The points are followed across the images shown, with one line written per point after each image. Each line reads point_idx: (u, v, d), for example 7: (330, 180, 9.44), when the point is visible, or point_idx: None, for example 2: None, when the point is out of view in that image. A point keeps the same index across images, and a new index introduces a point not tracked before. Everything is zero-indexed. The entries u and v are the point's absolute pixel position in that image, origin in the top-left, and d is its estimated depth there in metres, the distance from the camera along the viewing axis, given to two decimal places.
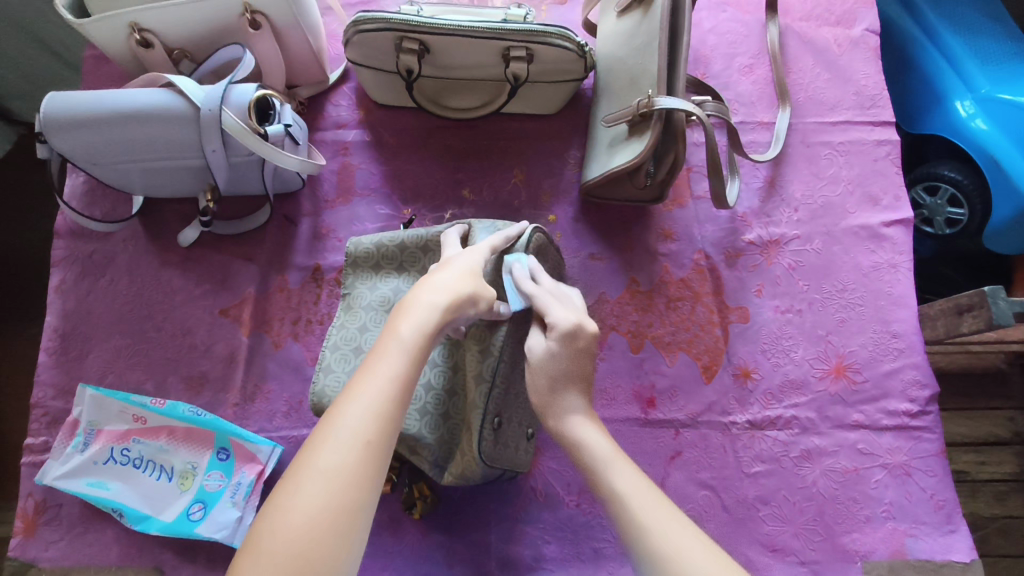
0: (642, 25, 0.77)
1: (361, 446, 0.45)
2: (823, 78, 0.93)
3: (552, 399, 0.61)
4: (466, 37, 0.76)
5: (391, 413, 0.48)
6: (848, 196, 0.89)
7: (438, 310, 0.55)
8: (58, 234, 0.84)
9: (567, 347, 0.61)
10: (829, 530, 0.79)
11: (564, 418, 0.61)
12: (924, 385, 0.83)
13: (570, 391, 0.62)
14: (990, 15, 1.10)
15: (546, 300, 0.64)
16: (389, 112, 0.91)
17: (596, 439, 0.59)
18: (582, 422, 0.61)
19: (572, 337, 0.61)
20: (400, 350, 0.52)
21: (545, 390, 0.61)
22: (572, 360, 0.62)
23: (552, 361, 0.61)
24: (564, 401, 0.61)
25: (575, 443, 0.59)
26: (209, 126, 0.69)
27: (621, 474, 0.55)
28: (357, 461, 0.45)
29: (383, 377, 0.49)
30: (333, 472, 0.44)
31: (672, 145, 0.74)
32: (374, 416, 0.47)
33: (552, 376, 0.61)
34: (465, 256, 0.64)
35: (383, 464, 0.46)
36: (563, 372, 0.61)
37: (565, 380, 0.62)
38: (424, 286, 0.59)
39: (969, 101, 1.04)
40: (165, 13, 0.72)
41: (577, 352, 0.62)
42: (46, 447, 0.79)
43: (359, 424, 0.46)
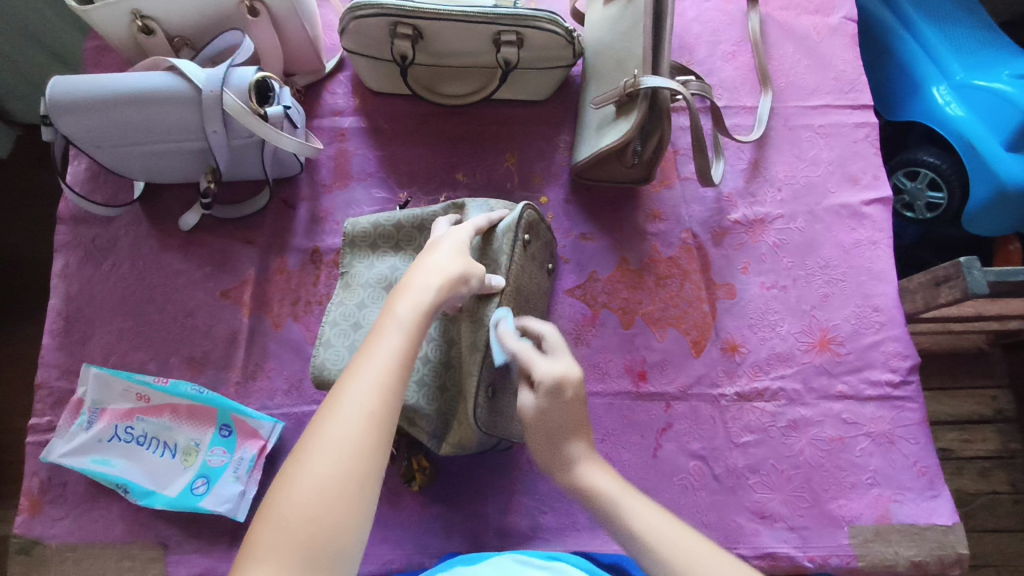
0: (627, 10, 0.80)
1: (365, 417, 0.46)
2: (803, 63, 0.97)
3: (563, 462, 0.60)
4: (458, 22, 0.78)
5: (393, 384, 0.48)
6: (829, 176, 0.93)
7: (433, 289, 0.57)
8: (62, 219, 0.86)
9: (553, 398, 0.59)
10: (817, 497, 0.82)
11: (573, 465, 0.60)
12: (905, 356, 0.86)
13: (574, 438, 0.61)
14: (961, 6, 1.14)
15: (533, 353, 0.61)
16: (384, 100, 0.94)
17: (602, 480, 0.59)
18: (590, 466, 0.60)
19: (555, 390, 0.59)
20: (399, 327, 0.52)
21: (547, 438, 0.60)
22: (562, 406, 0.59)
23: (544, 414, 0.59)
24: (570, 452, 0.60)
25: (584, 485, 0.59)
26: (211, 107, 0.71)
27: (632, 504, 0.57)
28: (364, 430, 0.45)
29: (386, 351, 0.50)
30: (340, 443, 0.44)
31: (659, 123, 0.77)
32: (378, 388, 0.47)
33: (548, 426, 0.60)
34: (454, 239, 0.66)
35: (389, 433, 0.46)
36: (560, 426, 0.60)
37: (558, 437, 0.60)
38: (418, 267, 0.60)
39: (945, 87, 1.09)
40: (166, 1, 0.75)
41: (566, 402, 0.59)
42: (51, 427, 0.80)
43: (362, 395, 0.47)
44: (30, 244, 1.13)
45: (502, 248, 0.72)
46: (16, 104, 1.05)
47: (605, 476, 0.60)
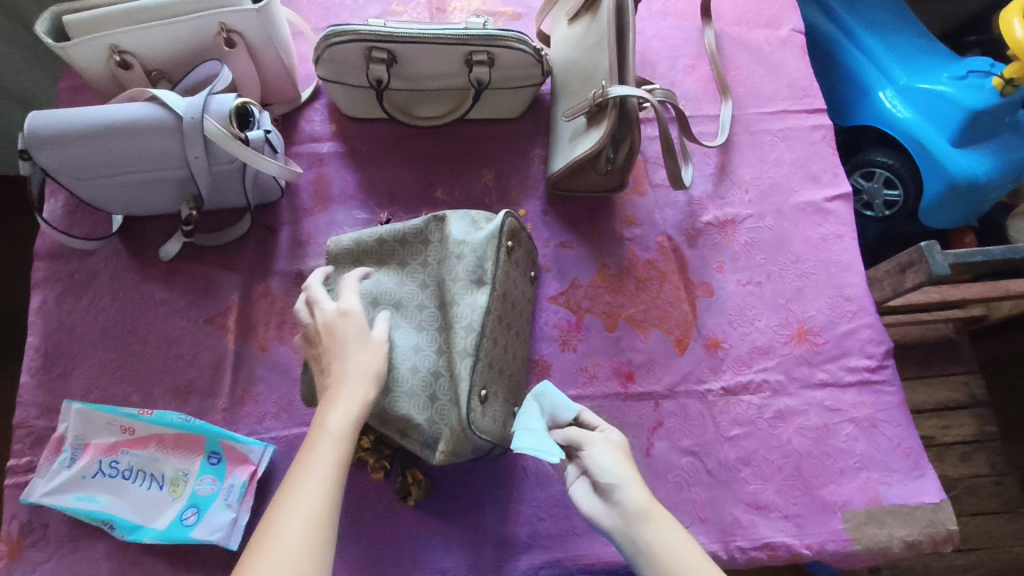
0: (591, 28, 0.85)
1: (316, 511, 0.51)
2: (758, 73, 1.02)
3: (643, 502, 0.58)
4: (431, 44, 0.81)
5: (332, 494, 0.53)
6: (792, 176, 0.97)
7: (356, 388, 0.62)
8: (39, 256, 0.86)
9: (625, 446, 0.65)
10: (808, 484, 0.83)
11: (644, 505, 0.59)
12: (879, 342, 0.89)
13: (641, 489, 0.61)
14: (898, 17, 1.22)
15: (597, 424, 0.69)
16: (361, 124, 0.96)
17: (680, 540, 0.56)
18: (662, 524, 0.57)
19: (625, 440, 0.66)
20: (331, 440, 0.57)
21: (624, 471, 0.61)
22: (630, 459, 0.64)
23: (626, 459, 0.63)
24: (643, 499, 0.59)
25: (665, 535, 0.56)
26: (191, 133, 0.72)
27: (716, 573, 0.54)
28: (315, 525, 0.50)
29: (322, 464, 0.55)
30: (285, 552, 0.48)
31: (628, 131, 0.80)
32: (318, 498, 0.52)
33: (625, 465, 0.61)
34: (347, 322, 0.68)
35: (330, 540, 0.50)
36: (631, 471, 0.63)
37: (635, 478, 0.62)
38: (344, 364, 0.65)
39: (890, 91, 1.16)
40: (143, 35, 0.76)
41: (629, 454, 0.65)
42: (30, 467, 0.78)
43: (304, 507, 0.51)
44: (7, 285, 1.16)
45: (487, 255, 0.75)
46: None
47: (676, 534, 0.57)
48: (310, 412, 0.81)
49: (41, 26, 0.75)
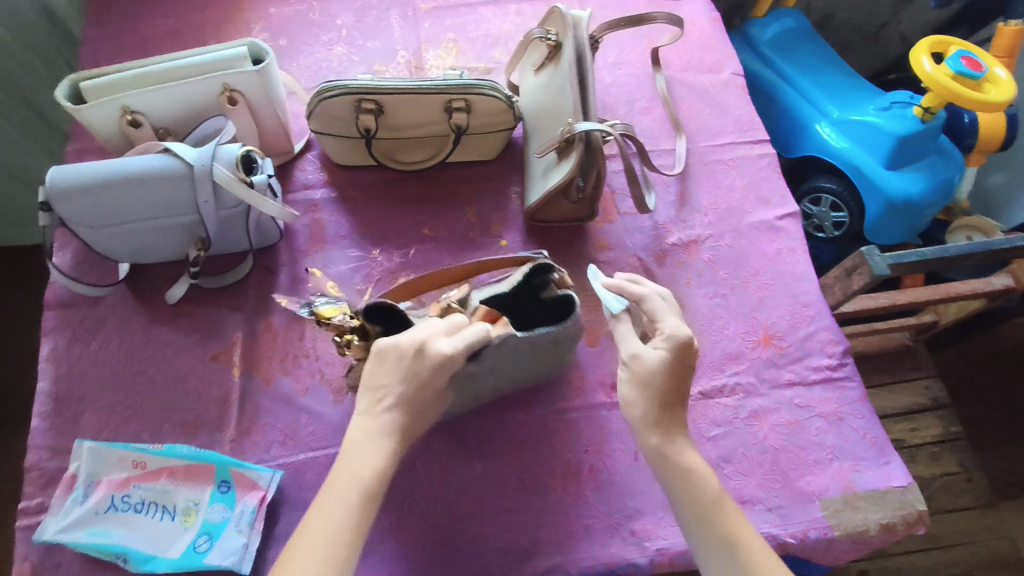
0: (555, 75, 0.96)
1: (334, 558, 0.59)
2: (706, 111, 1.14)
3: (670, 434, 0.71)
4: (414, 94, 0.91)
5: (345, 549, 0.60)
6: (744, 199, 1.07)
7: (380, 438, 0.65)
8: (49, 306, 0.90)
9: (679, 357, 0.71)
10: (786, 476, 0.89)
11: (673, 431, 0.71)
12: (836, 342, 0.97)
13: (678, 410, 0.72)
14: (825, 60, 1.37)
15: (669, 315, 0.74)
16: (351, 172, 1.04)
17: (702, 473, 0.70)
18: (687, 449, 0.71)
19: (683, 347, 0.71)
20: (357, 490, 0.62)
21: (655, 402, 0.71)
22: (685, 371, 0.72)
23: (668, 380, 0.71)
24: (674, 424, 0.71)
25: (682, 467, 0.69)
26: (202, 180, 0.80)
27: (729, 504, 0.69)
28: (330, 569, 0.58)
29: (342, 517, 0.61)
30: None
31: (594, 162, 0.90)
32: (328, 552, 0.59)
33: (659, 392, 0.71)
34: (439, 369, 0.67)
35: None
36: (665, 378, 0.71)
37: (678, 396, 0.72)
38: (392, 407, 0.66)
39: (826, 124, 1.29)
40: (153, 97, 0.85)
41: (685, 363, 0.72)
42: (41, 508, 0.80)
43: (319, 556, 0.58)
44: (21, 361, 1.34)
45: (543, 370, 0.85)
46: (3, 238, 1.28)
47: (697, 458, 0.71)
48: (315, 438, 0.85)
49: (60, 93, 0.83)
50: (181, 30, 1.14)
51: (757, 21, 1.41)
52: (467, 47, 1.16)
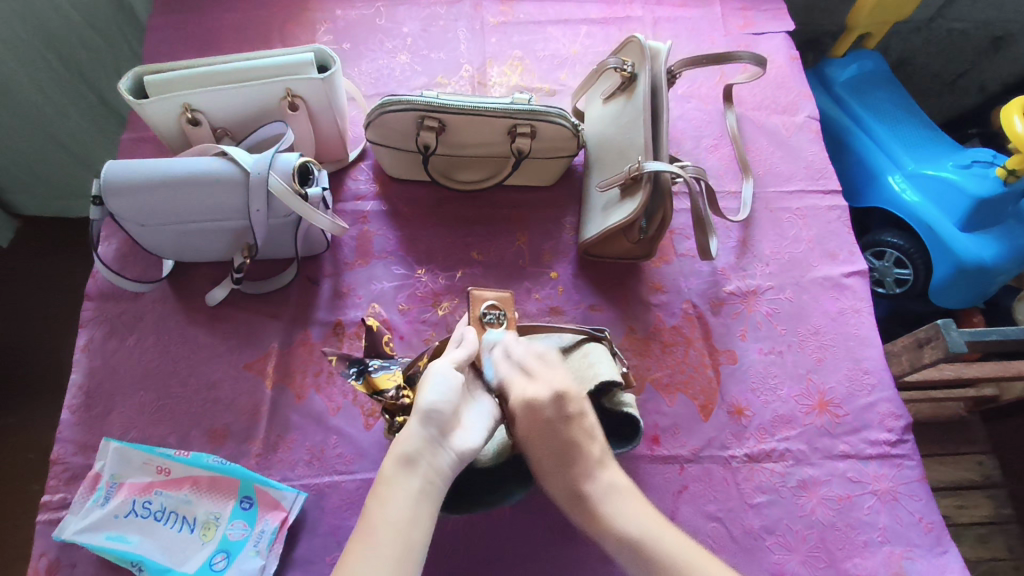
0: (627, 107, 0.92)
1: (383, 500, 0.55)
2: (777, 155, 1.09)
3: (578, 493, 0.62)
4: (478, 115, 0.88)
5: (396, 487, 0.56)
6: (810, 252, 1.02)
7: (418, 498, 0.56)
8: (89, 296, 0.90)
9: (533, 423, 0.64)
10: (832, 556, 0.82)
11: (580, 486, 0.62)
12: (897, 416, 0.90)
13: (578, 465, 0.63)
14: (905, 109, 1.30)
15: (516, 376, 0.67)
16: (404, 187, 1.02)
17: (630, 523, 0.60)
18: (610, 500, 0.62)
19: (531, 411, 0.64)
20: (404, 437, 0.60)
21: (547, 467, 0.64)
22: (558, 429, 0.64)
23: (540, 447, 0.64)
24: (580, 482, 0.62)
25: (608, 529, 0.60)
26: (257, 188, 0.78)
27: (676, 543, 0.58)
28: (385, 507, 0.55)
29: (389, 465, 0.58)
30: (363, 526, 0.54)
31: (661, 204, 0.86)
32: (384, 496, 0.56)
33: (542, 458, 0.64)
34: (453, 441, 0.61)
35: (394, 527, 0.54)
36: (541, 445, 0.64)
37: (566, 457, 0.63)
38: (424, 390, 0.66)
39: (899, 177, 1.22)
40: (217, 97, 0.83)
41: (546, 423, 0.64)
42: (63, 504, 0.78)
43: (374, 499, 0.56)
44: (48, 336, 1.32)
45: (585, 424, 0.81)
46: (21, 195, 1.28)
47: (621, 505, 0.61)
48: (342, 461, 0.82)
49: (124, 85, 0.82)
50: (245, 24, 1.13)
51: (834, 61, 1.36)
52: (533, 65, 1.13)
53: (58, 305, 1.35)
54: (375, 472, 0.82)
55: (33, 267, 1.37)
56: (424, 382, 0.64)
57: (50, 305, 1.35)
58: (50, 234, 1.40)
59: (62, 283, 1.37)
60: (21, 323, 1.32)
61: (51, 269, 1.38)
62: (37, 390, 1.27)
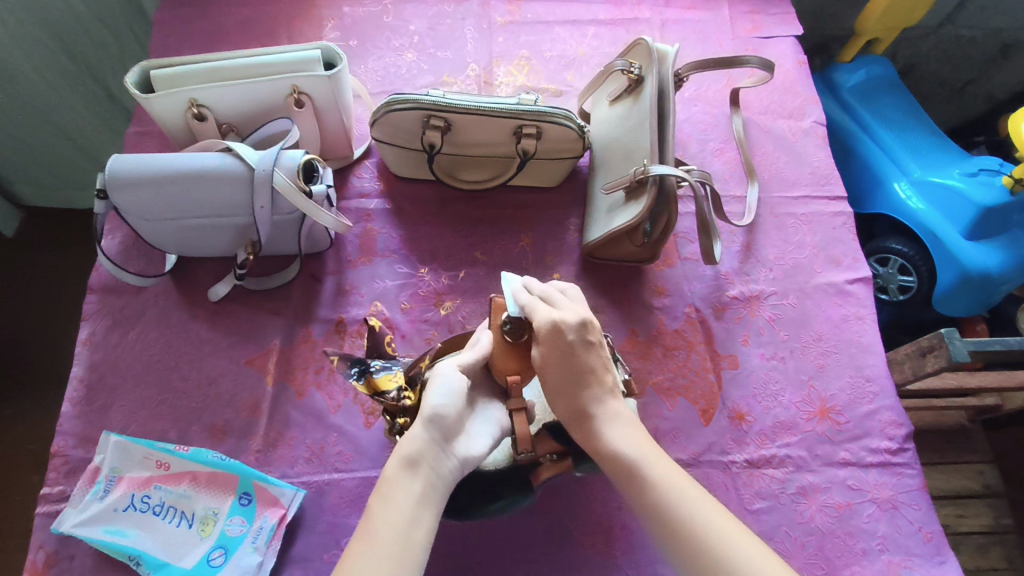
0: (633, 110, 0.92)
1: (384, 504, 0.55)
2: (782, 159, 1.09)
3: (587, 411, 0.63)
4: (484, 115, 0.87)
5: (397, 490, 0.56)
6: (814, 258, 1.02)
7: (419, 502, 0.56)
8: (92, 289, 0.89)
9: (554, 339, 0.64)
10: (831, 564, 0.81)
11: (591, 409, 0.63)
12: (899, 424, 0.90)
13: (591, 386, 0.64)
14: (912, 115, 1.30)
15: (541, 304, 0.68)
16: (408, 185, 1.02)
17: (632, 448, 0.61)
18: (615, 425, 0.63)
19: (555, 333, 0.64)
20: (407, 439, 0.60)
21: (560, 379, 0.64)
22: (578, 353, 0.64)
23: (556, 368, 0.64)
24: (592, 405, 0.63)
25: (611, 450, 0.61)
26: (262, 185, 0.79)
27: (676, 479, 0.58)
28: (386, 511, 0.55)
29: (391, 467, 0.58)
30: (364, 530, 0.54)
31: (666, 207, 0.86)
32: (385, 499, 0.55)
33: (556, 371, 0.64)
34: (457, 448, 0.61)
35: (394, 532, 0.53)
36: (559, 357, 0.64)
37: (582, 379, 0.64)
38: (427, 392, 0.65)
39: (905, 183, 1.21)
40: (222, 93, 0.83)
41: (569, 340, 0.64)
42: (62, 497, 0.78)
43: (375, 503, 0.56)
44: (49, 327, 1.32)
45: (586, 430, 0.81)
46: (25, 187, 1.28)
47: (627, 434, 0.62)
48: (341, 459, 0.82)
49: (130, 79, 0.82)
50: (252, 20, 1.13)
51: (841, 66, 1.35)
52: (540, 66, 1.13)
53: (61, 297, 1.35)
54: (375, 470, 0.82)
55: (37, 258, 1.37)
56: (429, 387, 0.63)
57: (54, 296, 1.35)
58: (53, 226, 1.40)
59: (66, 274, 1.37)
60: (25, 315, 1.32)
61: (56, 260, 1.38)
62: (38, 381, 1.27)
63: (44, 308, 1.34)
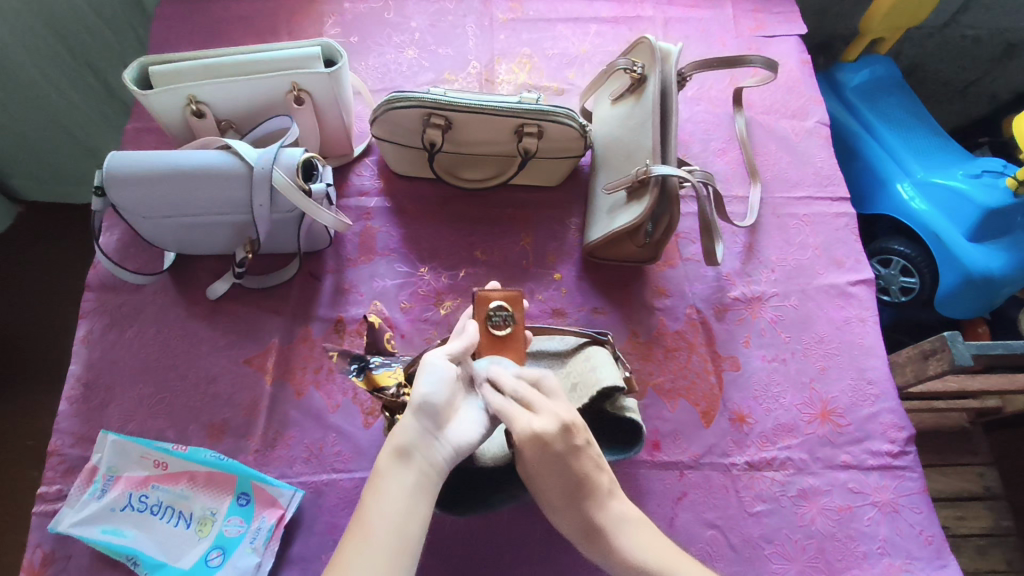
0: (636, 109, 0.91)
1: (378, 494, 0.55)
2: (785, 160, 1.08)
3: (594, 528, 0.58)
4: (485, 113, 0.87)
5: (391, 481, 0.55)
6: (816, 259, 1.01)
7: (414, 490, 0.55)
8: (89, 287, 0.89)
9: (545, 457, 0.57)
10: (831, 567, 0.81)
11: (594, 519, 0.59)
12: (900, 427, 0.90)
13: (590, 498, 0.59)
14: (915, 116, 1.29)
15: (517, 407, 0.59)
16: (408, 183, 1.01)
17: (647, 556, 0.58)
18: (626, 534, 0.59)
19: (542, 444, 0.57)
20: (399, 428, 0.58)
21: (562, 492, 0.59)
22: (569, 463, 0.58)
23: (550, 480, 0.58)
24: (598, 519, 0.59)
25: (624, 561, 0.58)
26: (261, 183, 0.78)
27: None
28: (381, 500, 0.54)
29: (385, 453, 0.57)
30: (360, 521, 0.53)
31: (668, 207, 0.85)
32: (381, 491, 0.55)
33: (560, 495, 0.59)
34: (449, 433, 0.59)
35: (389, 524, 0.53)
36: (562, 486, 0.58)
37: (578, 492, 0.59)
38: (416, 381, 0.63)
39: (908, 184, 1.21)
40: (222, 89, 0.83)
41: (565, 450, 0.58)
42: (60, 496, 0.77)
43: (371, 492, 0.55)
44: (48, 323, 1.32)
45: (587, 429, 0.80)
46: (22, 184, 1.27)
47: (634, 538, 0.59)
48: (339, 459, 0.82)
49: (128, 75, 0.82)
50: (253, 16, 1.12)
51: (844, 66, 1.34)
52: (542, 64, 1.12)
53: (61, 292, 1.35)
54: (373, 471, 0.82)
55: (38, 254, 1.37)
56: (420, 375, 0.61)
57: (53, 292, 1.35)
58: (52, 222, 1.39)
59: (64, 270, 1.36)
60: (23, 311, 1.32)
61: (55, 256, 1.37)
62: (36, 378, 1.27)
63: (43, 305, 1.33)
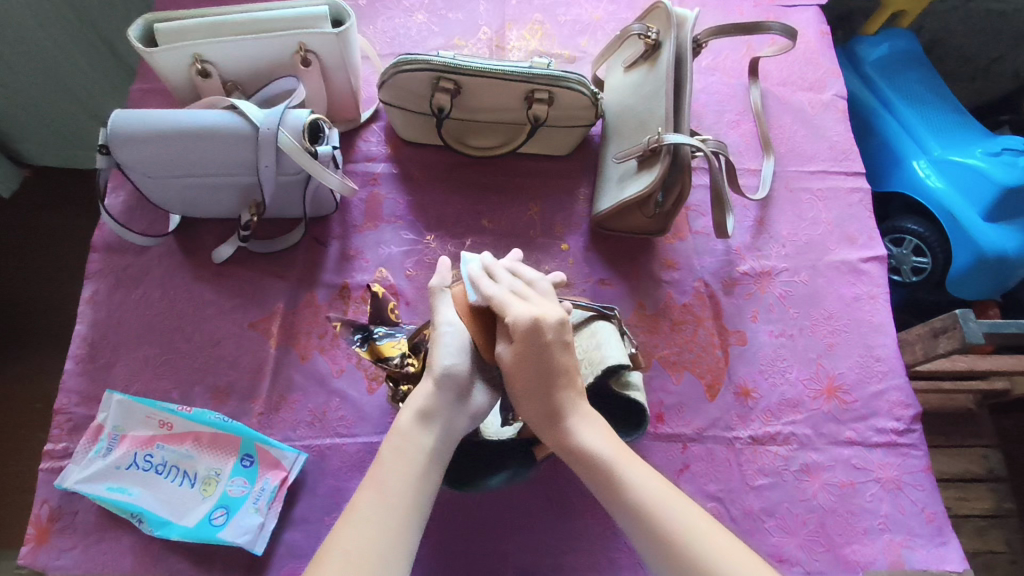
0: (649, 76, 0.89)
1: (401, 459, 0.56)
2: (800, 133, 1.06)
3: (552, 411, 0.60)
4: (495, 79, 0.85)
5: (411, 449, 0.57)
6: (828, 235, 1.00)
7: (431, 459, 0.57)
8: (95, 248, 0.89)
9: (534, 340, 0.59)
10: (832, 541, 0.81)
11: (560, 409, 0.60)
12: (907, 405, 0.89)
13: (562, 389, 0.61)
14: (934, 92, 1.26)
15: (508, 298, 0.61)
16: (415, 150, 1.00)
17: (599, 441, 0.60)
18: (585, 424, 0.61)
19: (533, 330, 0.59)
20: (420, 395, 0.60)
21: (536, 381, 0.59)
22: (544, 352, 0.59)
23: (524, 366, 0.59)
24: (561, 403, 0.60)
25: (580, 447, 0.59)
26: (267, 144, 0.77)
27: (639, 469, 0.58)
28: (406, 466, 0.56)
29: (406, 413, 0.59)
30: (382, 482, 0.55)
31: (679, 177, 0.83)
32: (404, 457, 0.56)
33: (532, 382, 0.59)
34: (469, 404, 0.61)
35: (409, 494, 0.54)
36: (537, 366, 0.59)
37: (550, 379, 0.60)
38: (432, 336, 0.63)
39: (924, 161, 1.18)
40: (227, 48, 0.81)
41: (549, 339, 0.59)
42: (66, 453, 0.78)
43: (395, 457, 0.56)
44: (57, 287, 1.32)
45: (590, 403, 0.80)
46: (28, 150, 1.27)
47: (592, 432, 0.60)
48: (343, 424, 0.82)
49: (134, 32, 0.80)
50: None
51: (864, 39, 1.31)
52: (554, 30, 1.10)
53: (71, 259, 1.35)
54: (376, 436, 0.82)
55: (49, 218, 1.37)
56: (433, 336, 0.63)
57: (63, 258, 1.35)
58: (62, 187, 1.38)
59: (70, 237, 1.36)
60: (28, 276, 1.32)
61: (65, 219, 1.37)
62: (44, 342, 1.28)
63: (52, 269, 1.33)
